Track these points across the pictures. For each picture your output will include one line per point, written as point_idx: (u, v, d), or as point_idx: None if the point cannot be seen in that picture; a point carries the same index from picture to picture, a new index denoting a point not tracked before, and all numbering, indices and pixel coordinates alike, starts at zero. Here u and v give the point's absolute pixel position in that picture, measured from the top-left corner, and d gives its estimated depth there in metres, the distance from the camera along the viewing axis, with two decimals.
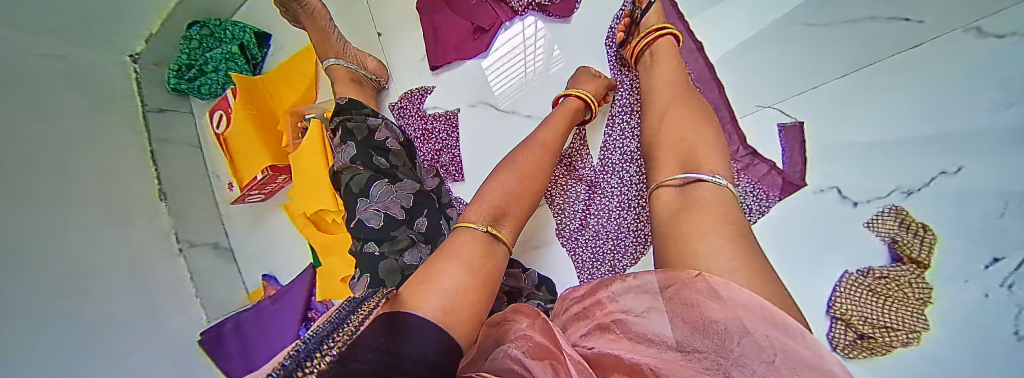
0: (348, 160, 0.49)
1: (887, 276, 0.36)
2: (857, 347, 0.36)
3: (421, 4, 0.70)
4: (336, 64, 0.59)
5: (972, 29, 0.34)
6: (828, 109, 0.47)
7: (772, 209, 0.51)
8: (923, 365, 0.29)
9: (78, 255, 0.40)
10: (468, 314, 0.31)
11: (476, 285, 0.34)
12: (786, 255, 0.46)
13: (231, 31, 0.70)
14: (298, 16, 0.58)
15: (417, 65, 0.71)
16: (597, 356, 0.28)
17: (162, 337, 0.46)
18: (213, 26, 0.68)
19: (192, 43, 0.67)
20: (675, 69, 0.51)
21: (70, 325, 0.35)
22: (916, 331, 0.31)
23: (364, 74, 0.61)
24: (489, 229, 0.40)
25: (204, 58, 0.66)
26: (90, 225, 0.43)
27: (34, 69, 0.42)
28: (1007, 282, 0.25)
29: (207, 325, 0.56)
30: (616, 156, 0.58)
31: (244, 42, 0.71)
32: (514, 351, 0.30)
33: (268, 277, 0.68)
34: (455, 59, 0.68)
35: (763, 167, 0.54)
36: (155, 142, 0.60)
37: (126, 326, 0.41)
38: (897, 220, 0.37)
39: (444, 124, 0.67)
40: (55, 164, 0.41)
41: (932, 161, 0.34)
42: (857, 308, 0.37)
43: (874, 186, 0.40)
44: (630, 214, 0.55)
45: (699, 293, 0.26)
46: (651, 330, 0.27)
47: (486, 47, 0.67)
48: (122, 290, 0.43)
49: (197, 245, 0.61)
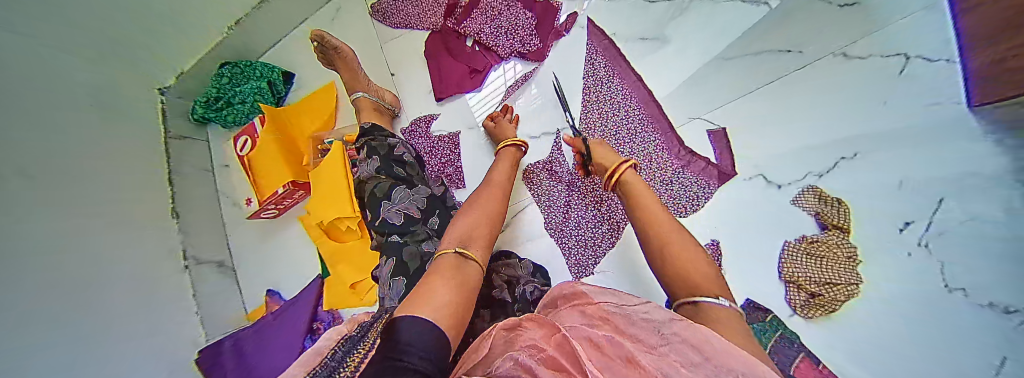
0: (372, 171, 0.57)
1: (818, 240, 0.53)
2: (812, 306, 0.52)
3: (426, 51, 0.85)
4: (363, 96, 0.69)
5: (841, 53, 0.57)
6: (758, 116, 0.63)
7: (715, 194, 0.65)
8: (881, 306, 0.45)
9: (46, 256, 0.41)
10: (448, 309, 0.30)
11: (460, 304, 0.32)
12: (730, 227, 0.62)
13: (260, 71, 0.82)
14: (332, 61, 0.71)
15: (424, 97, 0.83)
16: (590, 347, 0.23)
17: (122, 342, 0.46)
18: (245, 66, 0.81)
19: (223, 79, 0.78)
20: (660, 210, 0.47)
21: (20, 319, 0.36)
22: (853, 283, 0.48)
23: (383, 105, 0.72)
24: (463, 250, 0.39)
25: (233, 92, 0.78)
26: (60, 229, 0.44)
27: (63, 104, 0.51)
28: (923, 242, 0.43)
29: (206, 338, 0.60)
30: (588, 164, 0.70)
31: (270, 79, 0.83)
32: (514, 355, 0.23)
33: (272, 292, 0.70)
34: (456, 92, 0.81)
35: (701, 162, 0.67)
36: (173, 171, 0.70)
37: (74, 331, 0.41)
38: (816, 197, 0.55)
39: (448, 143, 0.77)
40: (62, 186, 0.47)
41: (837, 150, 0.55)
42: (800, 271, 0.54)
43: (792, 173, 0.59)
44: (606, 206, 0.65)
45: (701, 331, 0.21)
46: (659, 340, 0.22)
47: (479, 84, 0.82)
48: (79, 293, 0.44)
49: (201, 262, 0.67)
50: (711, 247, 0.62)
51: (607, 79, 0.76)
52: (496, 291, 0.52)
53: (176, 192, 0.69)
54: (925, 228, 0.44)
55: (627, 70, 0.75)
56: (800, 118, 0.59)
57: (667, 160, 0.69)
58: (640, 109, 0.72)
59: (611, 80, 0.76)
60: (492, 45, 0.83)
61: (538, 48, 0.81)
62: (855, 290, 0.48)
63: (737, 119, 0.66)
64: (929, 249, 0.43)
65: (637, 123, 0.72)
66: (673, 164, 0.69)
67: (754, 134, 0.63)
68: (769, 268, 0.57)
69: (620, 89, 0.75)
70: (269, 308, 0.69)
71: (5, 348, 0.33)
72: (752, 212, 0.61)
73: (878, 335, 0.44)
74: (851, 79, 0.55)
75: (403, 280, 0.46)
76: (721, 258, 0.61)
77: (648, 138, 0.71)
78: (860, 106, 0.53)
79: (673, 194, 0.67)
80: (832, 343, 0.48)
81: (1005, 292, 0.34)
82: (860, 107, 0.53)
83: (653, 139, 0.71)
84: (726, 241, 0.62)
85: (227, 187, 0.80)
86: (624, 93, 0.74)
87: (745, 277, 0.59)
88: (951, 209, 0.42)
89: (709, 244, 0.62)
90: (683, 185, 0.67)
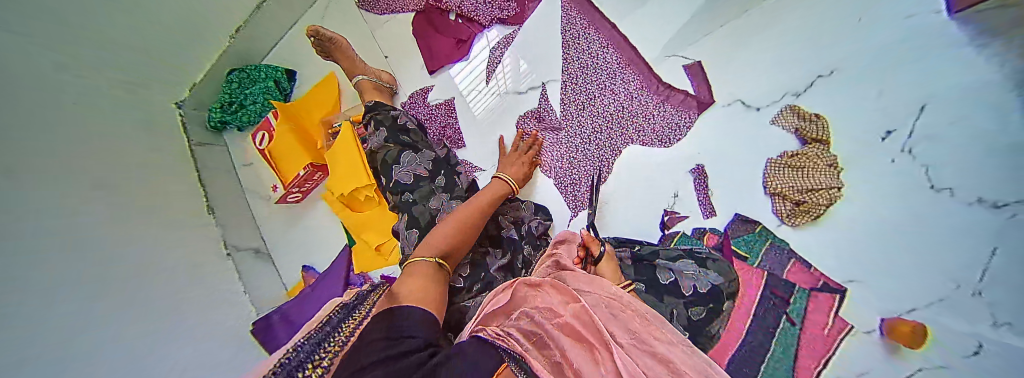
0: (382, 141, 0.63)
1: (799, 154, 0.62)
2: (796, 214, 0.62)
3: (414, 29, 0.91)
4: (362, 79, 0.75)
5: None
6: (727, 49, 0.73)
7: (697, 123, 0.73)
8: (858, 206, 0.56)
9: (128, 250, 0.51)
10: (434, 303, 0.39)
11: (435, 292, 0.41)
12: (705, 150, 0.72)
13: (265, 72, 0.89)
14: (329, 52, 0.76)
15: (418, 72, 0.90)
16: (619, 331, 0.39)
17: (192, 312, 0.57)
18: (251, 70, 0.87)
19: (231, 84, 0.85)
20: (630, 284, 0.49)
21: (106, 302, 0.45)
22: (835, 188, 0.58)
23: (383, 83, 0.79)
24: (437, 259, 0.45)
25: (243, 95, 0.85)
26: (138, 227, 0.55)
27: (114, 126, 0.57)
28: (907, 149, 0.51)
29: (255, 313, 0.71)
30: (573, 112, 0.80)
31: (276, 79, 0.91)
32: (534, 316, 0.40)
33: (307, 268, 0.82)
34: (446, 63, 0.88)
35: (679, 95, 0.75)
36: (201, 173, 0.77)
37: (159, 306, 0.51)
38: (794, 114, 0.64)
39: (445, 108, 0.87)
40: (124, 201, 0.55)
41: (815, 69, 0.63)
42: (780, 182, 0.63)
43: (769, 96, 0.67)
44: (594, 146, 0.78)
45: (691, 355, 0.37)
46: (669, 349, 0.37)
47: (467, 53, 0.88)
48: (159, 275, 0.54)
49: (240, 249, 0.77)
50: (694, 171, 0.72)
51: (583, 32, 0.82)
52: (504, 230, 0.62)
53: (208, 192, 0.76)
54: (906, 136, 0.52)
55: (601, 21, 0.81)
56: (760, 46, 0.69)
57: (648, 99, 0.76)
58: (618, 56, 0.79)
59: (586, 32, 0.82)
60: (474, 15, 0.87)
61: (516, 12, 0.86)
62: (837, 194, 0.58)
63: (708, 54, 0.74)
64: (912, 154, 0.51)
65: (616, 68, 0.79)
66: (653, 101, 0.76)
67: (719, 67, 0.73)
68: (752, 180, 0.67)
69: (597, 39, 0.81)
70: (307, 281, 0.81)
71: (93, 327, 0.42)
72: (726, 134, 0.71)
73: (865, 237, 0.54)
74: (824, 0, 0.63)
75: (417, 232, 0.55)
76: (704, 178, 0.71)
77: (630, 80, 0.78)
78: (834, 30, 0.62)
79: (657, 128, 0.75)
80: (809, 245, 0.60)
81: (973, 183, 0.44)
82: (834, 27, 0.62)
83: (632, 80, 0.78)
84: (705, 161, 0.72)
85: (251, 182, 0.89)
86: (601, 42, 0.81)
87: (732, 196, 0.69)
88: (932, 114, 0.49)
89: (693, 169, 0.72)
90: (663, 119, 0.75)
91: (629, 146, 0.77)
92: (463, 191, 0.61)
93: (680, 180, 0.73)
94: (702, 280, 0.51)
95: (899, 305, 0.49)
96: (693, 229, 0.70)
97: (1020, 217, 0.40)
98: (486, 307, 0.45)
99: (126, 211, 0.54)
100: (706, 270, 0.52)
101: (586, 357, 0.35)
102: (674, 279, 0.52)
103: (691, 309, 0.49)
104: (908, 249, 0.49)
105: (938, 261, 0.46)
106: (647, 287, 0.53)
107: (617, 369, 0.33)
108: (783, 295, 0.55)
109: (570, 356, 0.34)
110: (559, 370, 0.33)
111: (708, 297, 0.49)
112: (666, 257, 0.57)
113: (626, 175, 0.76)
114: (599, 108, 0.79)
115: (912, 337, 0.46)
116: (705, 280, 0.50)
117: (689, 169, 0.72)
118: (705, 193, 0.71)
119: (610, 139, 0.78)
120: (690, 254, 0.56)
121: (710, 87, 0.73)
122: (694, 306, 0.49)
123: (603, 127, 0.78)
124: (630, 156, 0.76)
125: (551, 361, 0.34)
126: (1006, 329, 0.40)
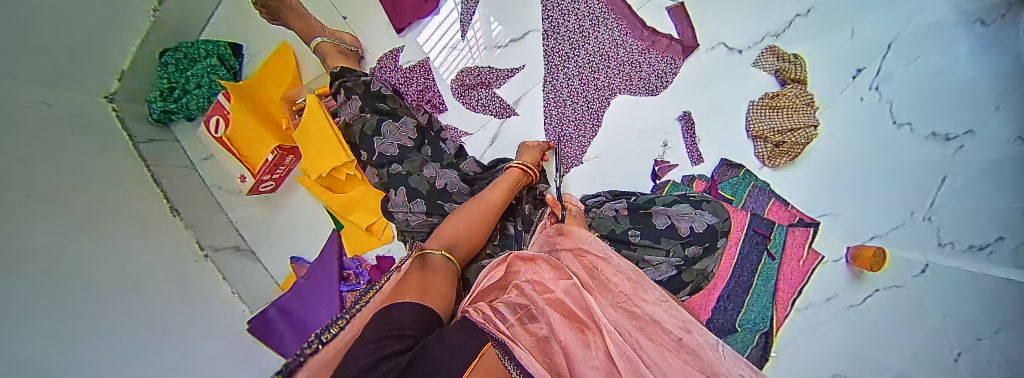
0: (358, 111, 0.64)
1: (779, 94, 0.64)
2: (778, 155, 0.64)
3: None
4: (322, 41, 0.72)
5: None
6: None
7: (683, 67, 0.75)
8: (831, 144, 0.58)
9: (80, 257, 0.49)
10: (440, 295, 0.40)
11: (445, 288, 0.42)
12: (688, 99, 0.74)
13: (206, 48, 0.80)
14: (276, 14, 0.72)
15: (386, 33, 0.89)
16: (612, 302, 0.45)
17: (171, 299, 0.57)
18: (186, 48, 0.78)
19: (168, 67, 0.77)
20: (607, 250, 0.53)
21: (72, 312, 0.44)
22: (812, 126, 0.60)
23: (344, 47, 0.75)
24: (446, 253, 0.47)
25: (186, 79, 0.77)
26: (85, 232, 0.51)
27: (42, 132, 0.52)
28: (875, 87, 0.54)
29: (251, 313, 0.72)
30: (558, 64, 0.80)
31: (221, 54, 0.81)
32: (528, 288, 0.45)
33: (297, 259, 0.80)
34: (415, 20, 0.87)
35: (666, 40, 0.75)
36: (152, 167, 0.72)
37: (133, 302, 0.51)
38: (774, 56, 0.66)
39: (420, 72, 0.87)
40: (72, 208, 0.51)
41: (796, 7, 0.66)
42: (766, 124, 0.65)
43: (752, 37, 0.69)
44: (583, 100, 0.79)
45: (679, 315, 0.44)
46: (654, 310, 0.44)
47: (433, 9, 0.86)
48: (128, 264, 0.54)
49: (219, 249, 0.76)
50: (683, 117, 0.73)
51: None
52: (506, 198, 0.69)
53: (165, 189, 0.72)
54: (875, 73, 0.54)
55: None
56: None
57: (632, 45, 0.77)
58: (602, 3, 0.79)
59: None
60: None
61: None
62: (814, 132, 0.60)
63: None
64: (879, 92, 0.53)
65: (602, 16, 0.78)
66: (641, 47, 0.76)
67: (702, 7, 0.75)
68: (739, 127, 0.69)
69: None
70: (298, 273, 0.78)
71: (65, 329, 0.42)
72: (709, 78, 0.73)
73: (826, 171, 0.58)
74: None
75: (422, 200, 0.60)
76: (693, 123, 0.73)
77: (615, 27, 0.78)
78: None
79: (644, 75, 0.76)
80: (791, 187, 0.62)
81: (920, 112, 0.47)
82: None
83: (616, 25, 0.78)
84: (677, 109, 0.74)
85: (213, 176, 0.85)
86: None
87: (717, 140, 0.71)
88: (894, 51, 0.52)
89: (682, 115, 0.73)
90: (649, 66, 0.76)
91: (616, 97, 0.78)
92: (451, 157, 0.65)
93: (669, 129, 0.74)
94: (699, 220, 0.54)
95: (859, 237, 0.50)
96: (684, 176, 0.72)
97: (963, 149, 0.40)
98: (482, 281, 0.47)
99: (75, 222, 0.50)
100: (701, 211, 0.55)
101: (577, 336, 0.37)
102: (671, 223, 0.56)
103: (687, 248, 0.54)
104: (856, 174, 0.53)
105: (863, 192, 0.51)
106: (644, 234, 0.57)
107: (608, 347, 0.36)
108: (766, 232, 0.60)
109: (559, 334, 0.37)
110: (546, 345, 0.35)
111: (704, 236, 0.53)
112: (662, 203, 0.58)
113: (619, 125, 0.78)
114: (585, 57, 0.79)
115: (873, 260, 0.47)
116: (700, 213, 0.54)
117: (677, 117, 0.74)
118: (692, 139, 0.73)
119: (597, 89, 0.78)
120: (684, 198, 0.58)
121: (695, 33, 0.74)
122: (691, 245, 0.54)
123: (589, 77, 0.79)
124: (619, 106, 0.78)
125: (538, 335, 0.37)
126: (949, 249, 0.39)
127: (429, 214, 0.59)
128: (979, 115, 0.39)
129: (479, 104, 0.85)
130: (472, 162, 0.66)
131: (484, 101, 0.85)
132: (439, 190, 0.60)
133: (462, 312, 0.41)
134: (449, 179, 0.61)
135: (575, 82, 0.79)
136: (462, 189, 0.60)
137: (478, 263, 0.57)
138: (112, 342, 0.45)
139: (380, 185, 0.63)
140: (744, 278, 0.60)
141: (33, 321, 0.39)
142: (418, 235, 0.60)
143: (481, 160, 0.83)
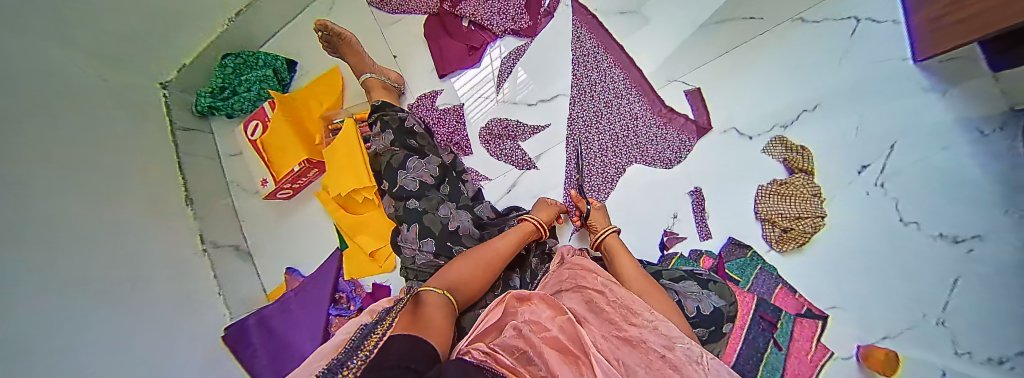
0: (388, 143, 0.69)
1: (787, 182, 0.67)
2: (784, 241, 0.65)
3: (426, 32, 0.98)
4: (371, 77, 0.79)
5: (797, 19, 0.75)
6: (719, 76, 0.81)
7: (694, 146, 0.78)
8: (842, 235, 0.61)
9: (99, 234, 0.50)
10: (438, 333, 0.38)
11: (443, 327, 0.40)
12: (706, 177, 0.76)
13: (264, 60, 0.91)
14: (337, 47, 0.81)
15: (428, 74, 0.97)
16: (602, 336, 0.42)
17: (162, 293, 0.56)
18: (244, 56, 0.89)
19: (226, 69, 0.87)
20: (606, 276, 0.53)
21: (81, 287, 0.43)
22: (820, 216, 0.63)
23: (390, 83, 0.82)
24: (446, 293, 0.46)
25: (237, 82, 0.87)
26: (105, 211, 0.53)
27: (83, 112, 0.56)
28: (879, 183, 0.60)
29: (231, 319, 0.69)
30: (581, 126, 0.86)
31: (275, 67, 0.92)
32: (522, 326, 0.42)
33: (291, 270, 0.81)
34: (457, 68, 0.95)
35: (682, 119, 0.81)
36: (183, 158, 0.77)
37: (130, 285, 0.51)
38: (782, 146, 0.70)
39: (453, 114, 0.93)
40: (98, 186, 0.53)
41: (803, 105, 0.71)
42: (773, 209, 0.66)
43: (762, 127, 0.74)
44: (601, 162, 0.83)
45: (664, 333, 0.39)
46: (642, 331, 0.41)
47: (478, 60, 0.95)
48: (134, 249, 0.54)
49: (220, 246, 0.76)
50: (694, 192, 0.75)
51: (593, 50, 0.90)
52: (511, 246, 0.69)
53: (187, 180, 0.75)
54: (879, 170, 0.61)
55: (609, 43, 0.89)
56: (749, 72, 0.78)
57: (650, 120, 0.82)
58: (624, 77, 0.86)
59: (597, 51, 0.89)
60: (486, 24, 0.95)
61: (528, 25, 0.94)
62: (822, 223, 0.63)
63: (705, 79, 0.82)
64: (884, 187, 0.60)
65: (625, 88, 0.85)
66: (658, 122, 0.82)
67: (716, 90, 0.80)
68: (748, 213, 0.70)
69: (603, 56, 0.89)
70: (290, 284, 0.79)
71: (77, 301, 0.42)
72: (722, 156, 0.76)
73: (833, 263, 0.60)
74: (808, 43, 0.73)
75: (432, 240, 0.60)
76: (704, 199, 0.75)
77: (636, 100, 0.84)
78: (815, 74, 0.71)
79: (659, 149, 0.80)
80: (799, 272, 0.63)
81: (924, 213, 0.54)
82: (823, 70, 0.71)
83: (637, 100, 0.84)
84: (689, 186, 0.76)
85: (231, 173, 0.89)
86: (607, 60, 0.88)
87: (727, 220, 0.72)
88: (907, 154, 0.58)
89: (693, 190, 0.76)
90: (666, 140, 0.81)
91: (632, 165, 0.81)
92: (467, 200, 0.67)
93: (680, 202, 0.76)
94: (705, 301, 0.53)
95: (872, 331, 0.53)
96: (692, 249, 0.72)
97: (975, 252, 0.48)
98: (478, 325, 0.45)
99: (102, 201, 0.53)
100: (708, 292, 0.54)
101: (572, 370, 0.36)
102: (678, 299, 0.54)
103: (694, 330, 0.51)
104: (866, 270, 0.57)
105: (884, 279, 0.55)
106: None
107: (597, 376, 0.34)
108: (772, 319, 0.56)
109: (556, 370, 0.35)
110: None
111: (711, 318, 0.51)
112: (669, 277, 0.59)
113: (631, 190, 0.80)
114: (607, 123, 0.84)
115: (887, 364, 0.48)
116: (708, 294, 0.54)
117: (688, 191, 0.76)
118: (702, 214, 0.74)
119: (615, 154, 0.82)
120: (690, 275, 0.58)
121: (710, 115, 0.79)
122: (698, 327, 0.51)
123: (608, 142, 0.83)
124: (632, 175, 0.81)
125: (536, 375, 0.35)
126: (968, 358, 0.44)
127: (437, 255, 0.59)
128: (990, 217, 0.48)
129: (502, 153, 0.89)
130: (486, 207, 0.70)
131: (507, 152, 0.89)
132: (451, 233, 0.60)
133: (459, 353, 0.39)
134: (462, 222, 0.62)
135: (594, 143, 0.84)
136: (470, 233, 0.61)
137: (473, 311, 0.56)
138: (110, 330, 0.44)
139: (394, 216, 0.65)
140: (749, 366, 0.51)
141: (56, 294, 0.39)
142: (421, 273, 0.60)
143: (495, 204, 0.85)
